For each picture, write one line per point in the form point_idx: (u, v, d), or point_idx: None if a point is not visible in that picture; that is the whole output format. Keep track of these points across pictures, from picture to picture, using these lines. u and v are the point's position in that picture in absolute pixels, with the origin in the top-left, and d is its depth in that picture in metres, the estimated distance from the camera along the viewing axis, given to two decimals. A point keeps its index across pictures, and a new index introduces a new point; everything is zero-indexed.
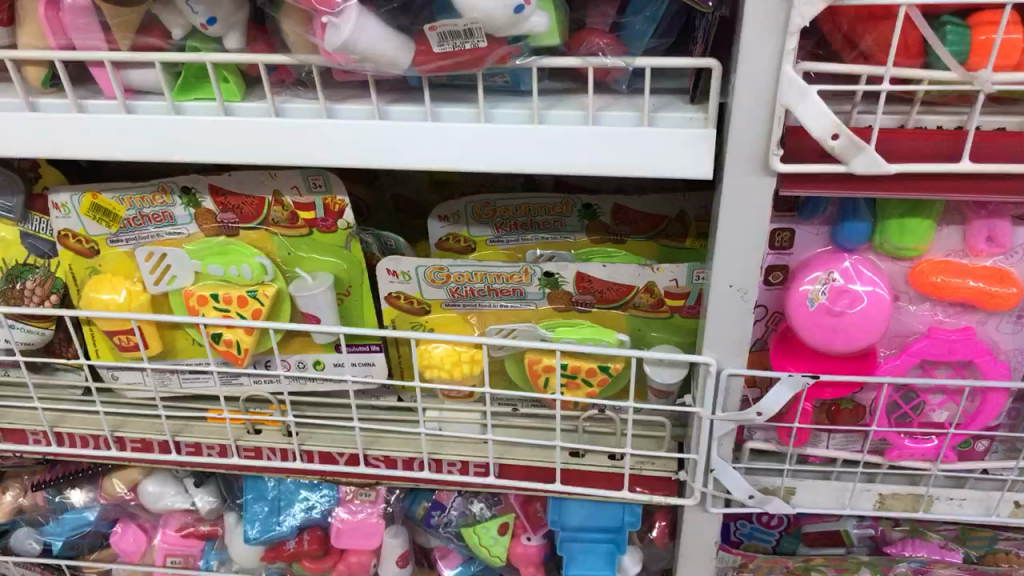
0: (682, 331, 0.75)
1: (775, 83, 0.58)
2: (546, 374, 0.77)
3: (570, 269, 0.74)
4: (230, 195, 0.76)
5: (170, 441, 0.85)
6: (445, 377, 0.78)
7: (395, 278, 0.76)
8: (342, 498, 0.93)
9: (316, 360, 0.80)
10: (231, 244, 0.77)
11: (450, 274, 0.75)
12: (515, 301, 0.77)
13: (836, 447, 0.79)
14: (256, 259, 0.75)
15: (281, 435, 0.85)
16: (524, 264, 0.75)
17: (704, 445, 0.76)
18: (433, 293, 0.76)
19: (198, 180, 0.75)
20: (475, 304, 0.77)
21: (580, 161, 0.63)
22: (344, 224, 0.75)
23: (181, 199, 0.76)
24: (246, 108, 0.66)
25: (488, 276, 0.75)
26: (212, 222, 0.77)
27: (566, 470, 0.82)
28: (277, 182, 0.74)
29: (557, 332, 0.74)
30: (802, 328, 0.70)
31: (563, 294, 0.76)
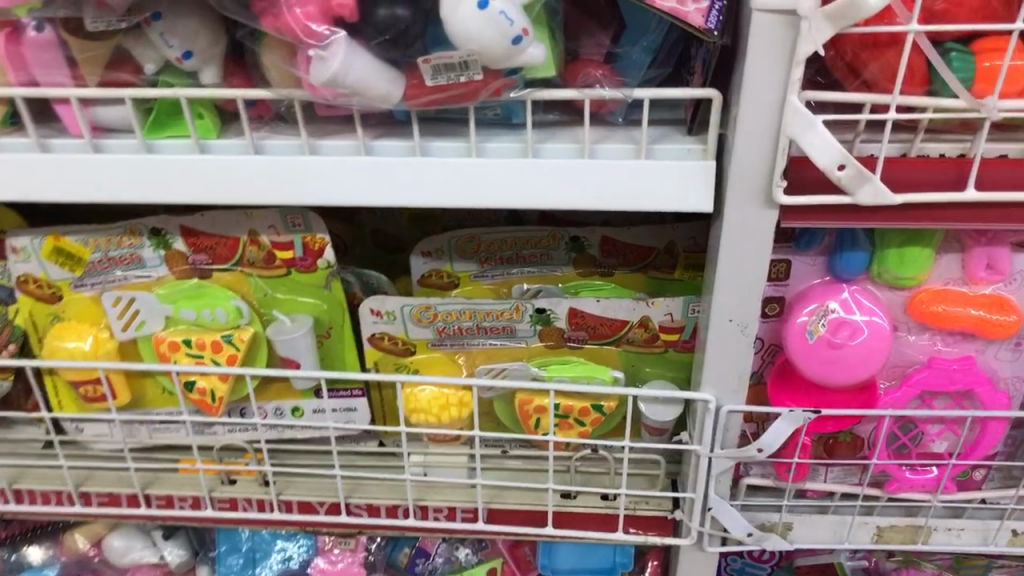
0: (678, 367, 0.73)
1: (779, 113, 0.56)
2: (537, 415, 0.74)
3: (563, 305, 0.72)
4: (202, 236, 0.72)
5: (139, 494, 0.80)
6: (432, 420, 0.74)
7: (379, 318, 0.72)
8: (320, 548, 0.89)
9: (295, 408, 0.76)
10: (205, 286, 0.73)
11: (438, 313, 0.72)
12: (505, 339, 0.74)
13: (835, 481, 0.77)
14: (232, 302, 0.72)
15: (258, 486, 0.81)
16: (515, 300, 0.72)
17: (702, 485, 0.74)
18: (419, 333, 0.73)
19: (169, 221, 0.72)
20: (463, 343, 0.74)
21: (576, 196, 0.60)
22: (325, 263, 0.71)
23: (150, 240, 0.73)
24: (223, 145, 0.63)
25: (477, 314, 0.72)
26: (184, 264, 0.73)
27: (557, 513, 0.79)
28: (253, 222, 0.71)
29: (550, 371, 0.71)
30: (802, 361, 0.68)
31: (555, 331, 0.73)
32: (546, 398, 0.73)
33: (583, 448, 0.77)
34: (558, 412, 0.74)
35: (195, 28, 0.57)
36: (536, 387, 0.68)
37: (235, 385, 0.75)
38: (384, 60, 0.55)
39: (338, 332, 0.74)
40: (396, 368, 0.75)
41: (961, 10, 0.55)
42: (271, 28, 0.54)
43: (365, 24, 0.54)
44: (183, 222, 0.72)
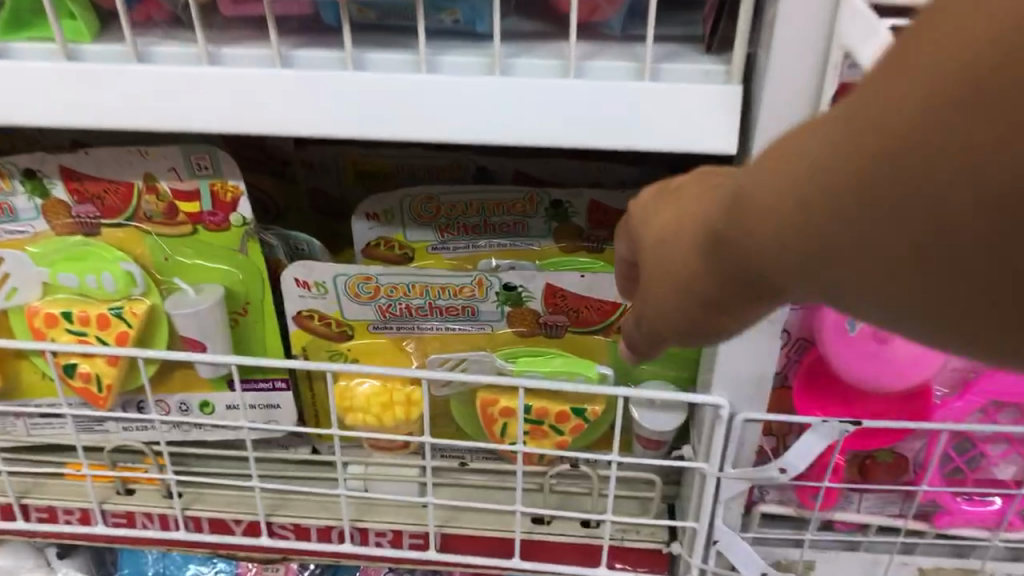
0: (678, 364, 0.59)
1: (833, 16, 0.42)
2: (504, 418, 0.59)
3: (538, 281, 0.57)
4: (86, 181, 0.57)
5: (13, 505, 0.66)
6: (369, 421, 0.60)
7: (307, 292, 0.58)
8: (241, 574, 0.73)
9: (204, 403, 0.62)
10: (90, 246, 0.58)
11: (382, 287, 0.57)
12: (465, 324, 0.59)
13: (870, 511, 0.61)
14: (121, 266, 0.57)
15: (159, 498, 0.66)
16: (479, 273, 0.57)
17: (708, 514, 0.59)
18: (359, 313, 0.59)
19: (45, 159, 0.57)
20: (412, 326, 0.59)
21: (557, 126, 0.46)
22: (240, 220, 0.57)
23: (24, 185, 0.57)
24: (97, 52, 0.48)
25: (431, 290, 0.57)
26: (65, 218, 0.58)
27: (526, 542, 0.64)
28: (148, 163, 0.56)
29: (520, 365, 0.57)
30: (841, 360, 0.54)
31: (526, 313, 0.58)
32: (515, 399, 0.59)
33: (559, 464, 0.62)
34: (529, 417, 0.59)
35: None
36: (501, 382, 0.54)
37: (128, 372, 0.60)
38: None
39: (258, 308, 0.59)
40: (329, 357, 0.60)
41: None
42: None
43: None
44: (63, 162, 0.57)
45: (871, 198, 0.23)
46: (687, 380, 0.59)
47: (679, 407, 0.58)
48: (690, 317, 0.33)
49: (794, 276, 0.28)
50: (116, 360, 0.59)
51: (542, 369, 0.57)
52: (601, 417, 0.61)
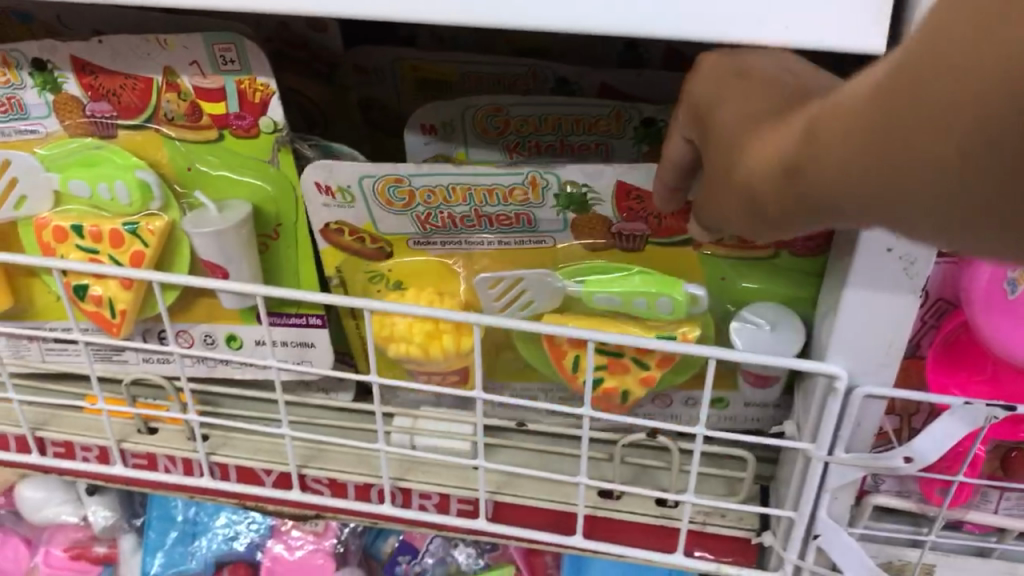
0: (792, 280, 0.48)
1: None
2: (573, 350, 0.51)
3: (606, 178, 0.47)
4: (101, 74, 0.48)
5: (26, 437, 0.60)
6: (412, 353, 0.52)
7: (331, 199, 0.50)
8: (276, 529, 0.67)
9: (231, 336, 0.54)
10: (102, 149, 0.50)
11: (417, 193, 0.48)
12: (521, 235, 0.50)
13: (1009, 513, 0.51)
14: (135, 174, 0.50)
15: (183, 440, 0.59)
16: (529, 171, 0.47)
17: (811, 502, 0.49)
18: (397, 225, 0.50)
19: (56, 48, 0.48)
20: (459, 241, 0.51)
21: (668, 15, 0.34)
22: (270, 125, 0.48)
23: (32, 77, 0.49)
24: None
25: (475, 194, 0.48)
26: (78, 116, 0.50)
27: (590, 519, 0.55)
28: (168, 55, 0.47)
29: (589, 287, 0.48)
30: (996, 333, 0.43)
31: (596, 220, 0.48)
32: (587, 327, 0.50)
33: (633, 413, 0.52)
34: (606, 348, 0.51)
35: None
36: (565, 333, 0.44)
37: (147, 296, 0.53)
38: None
39: (294, 228, 0.52)
40: (368, 277, 0.53)
41: None
42: None
43: None
44: (74, 51, 0.48)
45: (941, 150, 0.25)
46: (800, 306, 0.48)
47: (794, 336, 0.46)
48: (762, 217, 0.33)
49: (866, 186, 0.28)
50: (131, 283, 0.51)
51: (616, 292, 0.48)
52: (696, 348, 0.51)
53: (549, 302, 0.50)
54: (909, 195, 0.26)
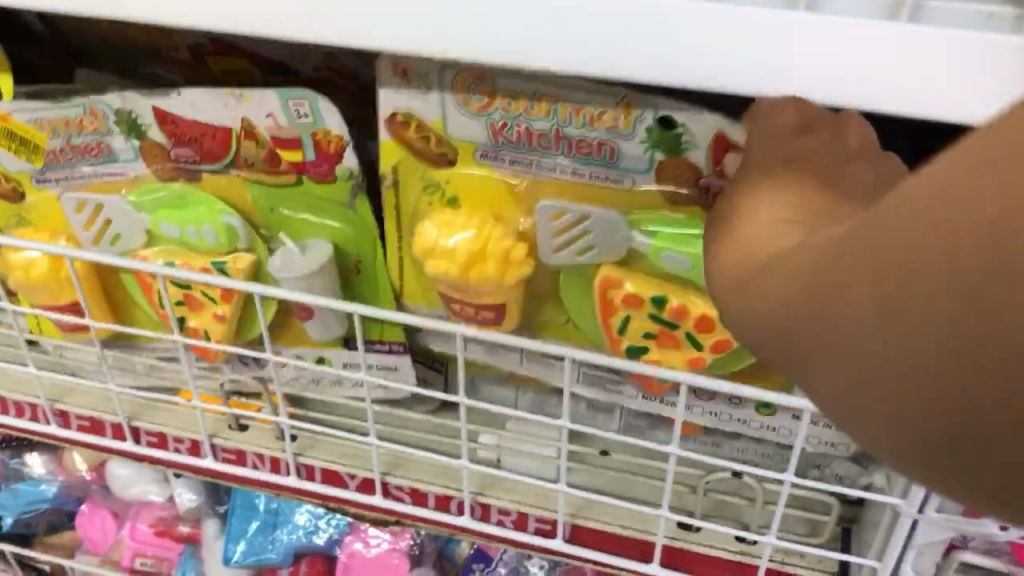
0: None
1: None
2: (628, 311, 0.48)
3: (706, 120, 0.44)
4: (182, 124, 0.51)
5: (122, 426, 0.62)
6: (453, 276, 0.47)
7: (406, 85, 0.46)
8: (355, 526, 0.68)
9: (320, 358, 0.57)
10: (187, 196, 0.53)
11: (496, 94, 0.46)
12: (598, 168, 0.47)
13: None
14: (221, 218, 0.52)
15: (272, 439, 0.61)
16: (627, 95, 0.44)
17: (897, 555, 0.49)
18: (465, 129, 0.47)
19: (138, 101, 0.51)
20: (533, 159, 0.48)
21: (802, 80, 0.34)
22: (345, 172, 0.50)
23: (120, 126, 0.52)
24: None
25: (560, 109, 0.45)
26: (165, 162, 0.53)
27: (668, 549, 0.56)
28: (245, 107, 0.49)
29: (658, 242, 0.46)
30: None
31: (685, 167, 0.46)
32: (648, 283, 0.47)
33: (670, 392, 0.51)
34: (660, 321, 0.48)
35: None
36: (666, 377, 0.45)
37: (238, 326, 0.56)
38: None
39: (403, 213, 0.51)
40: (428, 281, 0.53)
41: None
42: None
43: None
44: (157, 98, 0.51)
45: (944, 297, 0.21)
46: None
47: None
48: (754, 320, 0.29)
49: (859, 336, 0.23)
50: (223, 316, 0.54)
51: (690, 252, 0.46)
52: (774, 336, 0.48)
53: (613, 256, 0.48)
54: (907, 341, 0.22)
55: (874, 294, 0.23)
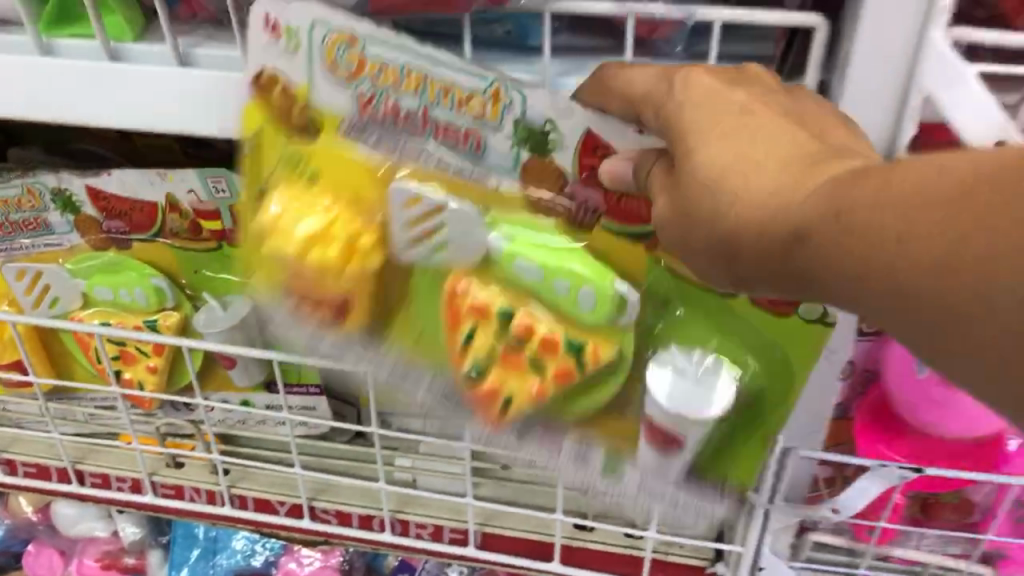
0: (804, 348, 0.46)
1: (913, 54, 0.38)
2: (468, 324, 0.44)
3: (575, 118, 0.42)
4: (112, 199, 0.58)
5: (67, 470, 0.67)
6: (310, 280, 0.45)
7: (274, 41, 0.44)
8: (288, 548, 0.75)
9: (244, 401, 0.63)
10: (120, 262, 0.59)
11: (365, 63, 0.44)
12: (460, 160, 0.45)
13: (930, 548, 0.59)
14: (150, 281, 0.59)
15: (207, 473, 0.67)
16: (495, 80, 0.43)
17: (756, 538, 0.56)
18: (333, 97, 0.45)
19: (71, 180, 0.57)
20: (393, 143, 0.45)
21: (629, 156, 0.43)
22: None
23: (55, 203, 0.58)
24: (142, 52, 0.47)
25: (428, 88, 0.43)
26: (96, 232, 0.59)
27: (567, 547, 0.63)
28: (169, 184, 0.56)
29: (516, 248, 0.43)
30: (904, 402, 0.52)
31: (550, 168, 0.44)
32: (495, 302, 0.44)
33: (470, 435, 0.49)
34: (505, 335, 0.44)
35: None
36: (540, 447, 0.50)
37: (170, 376, 0.63)
38: None
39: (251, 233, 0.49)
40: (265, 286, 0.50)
41: None
42: None
43: None
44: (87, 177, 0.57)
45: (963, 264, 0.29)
46: (761, 392, 0.47)
47: None
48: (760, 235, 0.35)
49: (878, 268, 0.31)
50: (155, 368, 0.61)
51: (552, 268, 0.42)
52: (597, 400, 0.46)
53: (468, 260, 0.44)
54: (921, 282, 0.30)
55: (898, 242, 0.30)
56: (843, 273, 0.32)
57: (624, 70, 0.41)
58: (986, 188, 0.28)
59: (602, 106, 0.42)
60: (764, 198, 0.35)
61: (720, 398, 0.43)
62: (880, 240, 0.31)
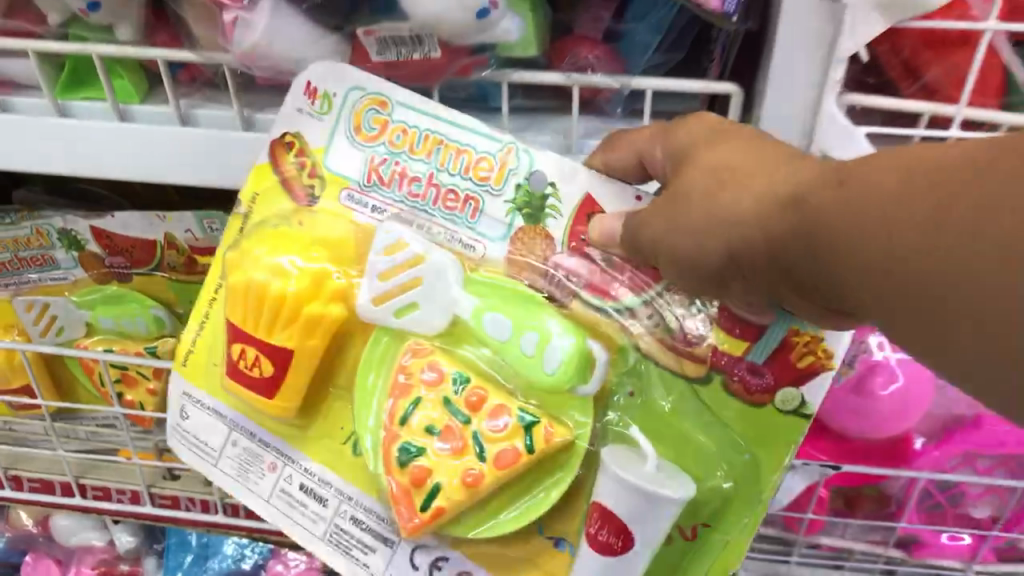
0: (778, 443, 0.45)
1: (813, 117, 0.45)
2: (420, 390, 0.46)
3: (577, 181, 0.47)
4: (115, 237, 0.65)
5: (71, 484, 0.73)
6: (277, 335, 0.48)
7: (310, 104, 0.49)
8: (276, 552, 0.81)
9: None
10: (123, 293, 0.65)
11: (388, 125, 0.49)
12: (458, 225, 0.49)
13: (855, 537, 0.66)
14: (151, 311, 0.65)
15: (202, 484, 0.73)
16: (508, 141, 0.47)
17: None
18: (347, 162, 0.50)
19: (78, 221, 0.64)
20: (397, 202, 0.50)
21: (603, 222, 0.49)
22: None
23: (62, 241, 0.65)
24: (147, 113, 0.53)
25: (444, 151, 0.48)
26: (99, 267, 0.66)
27: None
28: (168, 224, 0.64)
29: (482, 306, 0.46)
30: (824, 408, 0.59)
31: (539, 236, 0.47)
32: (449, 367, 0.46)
33: (386, 537, 0.50)
34: (454, 403, 0.46)
35: None
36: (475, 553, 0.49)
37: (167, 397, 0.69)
38: (317, 28, 0.47)
39: (216, 318, 0.53)
40: (215, 368, 0.53)
41: None
42: None
43: None
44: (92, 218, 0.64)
45: (945, 211, 0.30)
46: (734, 490, 0.46)
47: None
48: (757, 205, 0.37)
49: (868, 226, 0.32)
50: (155, 390, 0.67)
51: (515, 328, 0.44)
52: (526, 514, 0.46)
53: (427, 328, 0.47)
54: (907, 229, 0.31)
55: (890, 196, 0.32)
56: (839, 241, 0.34)
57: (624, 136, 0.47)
58: (981, 153, 0.30)
59: (602, 162, 0.47)
60: (767, 181, 0.38)
61: (680, 486, 0.42)
62: (873, 200, 0.32)
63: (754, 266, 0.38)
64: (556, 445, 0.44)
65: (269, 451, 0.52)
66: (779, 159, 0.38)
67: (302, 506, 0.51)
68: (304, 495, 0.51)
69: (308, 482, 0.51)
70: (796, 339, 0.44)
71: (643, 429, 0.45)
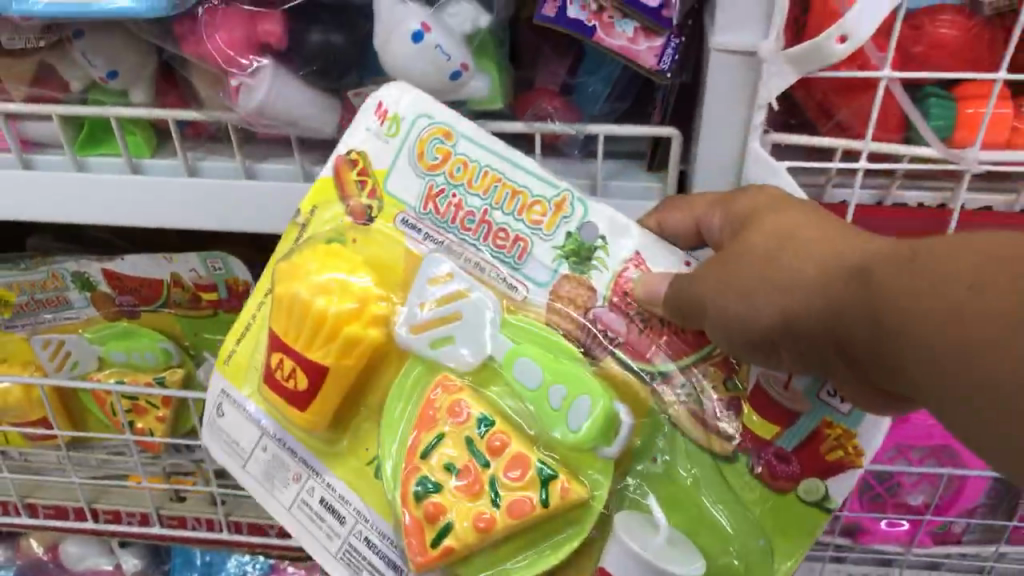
0: (801, 520, 0.48)
1: (742, 155, 0.52)
2: (445, 425, 0.49)
3: (628, 236, 0.51)
4: (125, 278, 0.71)
5: (84, 509, 0.79)
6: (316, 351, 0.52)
7: (379, 124, 0.54)
8: (275, 567, 0.86)
9: None
10: (132, 329, 0.71)
11: (446, 161, 0.53)
12: (501, 263, 0.52)
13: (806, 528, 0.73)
14: (160, 344, 0.71)
15: (207, 504, 0.79)
16: (564, 188, 0.51)
17: None
18: (403, 187, 0.54)
19: (91, 265, 0.70)
20: (443, 235, 0.53)
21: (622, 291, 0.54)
22: None
23: (75, 283, 0.71)
24: (157, 166, 0.60)
25: (498, 189, 0.52)
26: (110, 306, 0.72)
27: None
28: (173, 265, 0.69)
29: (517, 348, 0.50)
30: None
31: (582, 288, 0.51)
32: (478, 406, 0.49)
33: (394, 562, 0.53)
34: (479, 442, 0.49)
35: (118, 47, 0.55)
36: None
37: (174, 423, 0.75)
38: (318, 89, 0.56)
39: (260, 322, 0.57)
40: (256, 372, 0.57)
41: (942, 51, 0.51)
42: (194, 56, 0.55)
43: (294, 52, 0.55)
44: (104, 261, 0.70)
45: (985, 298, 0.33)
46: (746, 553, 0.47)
47: None
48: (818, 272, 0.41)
49: (912, 298, 0.36)
50: (163, 417, 0.73)
51: (549, 371, 0.48)
52: (533, 560, 0.48)
53: (457, 364, 0.51)
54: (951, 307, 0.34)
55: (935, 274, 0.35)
56: (887, 308, 0.37)
57: (668, 211, 0.52)
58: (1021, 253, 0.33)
59: (656, 226, 0.52)
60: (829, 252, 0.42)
61: (688, 562, 0.44)
62: (924, 274, 0.36)
63: (803, 332, 0.42)
64: (568, 501, 0.46)
65: (296, 463, 0.56)
66: (833, 237, 0.42)
67: (319, 520, 0.55)
68: (322, 509, 0.55)
69: (328, 497, 0.54)
70: (828, 431, 0.48)
71: (659, 503, 0.48)
